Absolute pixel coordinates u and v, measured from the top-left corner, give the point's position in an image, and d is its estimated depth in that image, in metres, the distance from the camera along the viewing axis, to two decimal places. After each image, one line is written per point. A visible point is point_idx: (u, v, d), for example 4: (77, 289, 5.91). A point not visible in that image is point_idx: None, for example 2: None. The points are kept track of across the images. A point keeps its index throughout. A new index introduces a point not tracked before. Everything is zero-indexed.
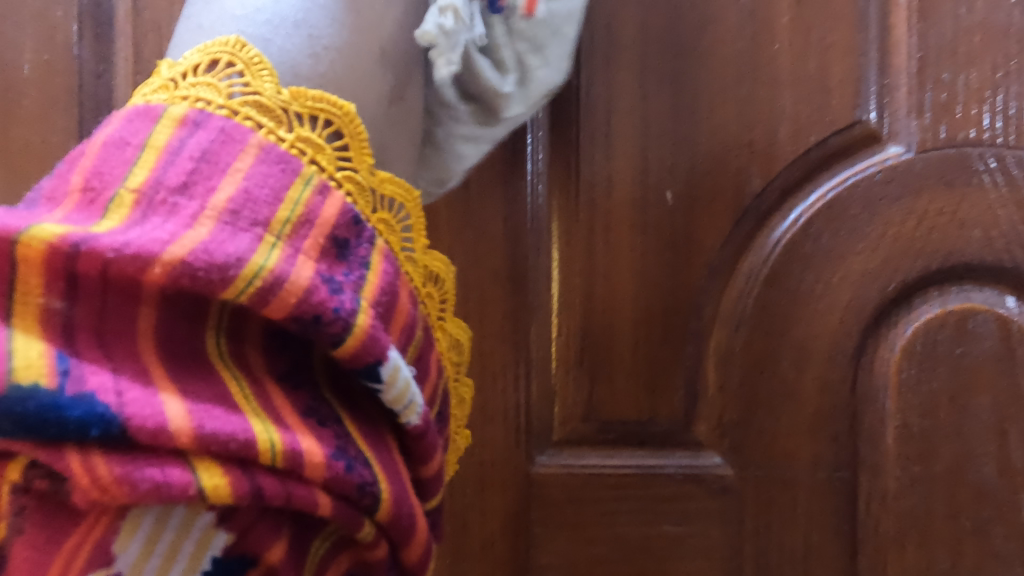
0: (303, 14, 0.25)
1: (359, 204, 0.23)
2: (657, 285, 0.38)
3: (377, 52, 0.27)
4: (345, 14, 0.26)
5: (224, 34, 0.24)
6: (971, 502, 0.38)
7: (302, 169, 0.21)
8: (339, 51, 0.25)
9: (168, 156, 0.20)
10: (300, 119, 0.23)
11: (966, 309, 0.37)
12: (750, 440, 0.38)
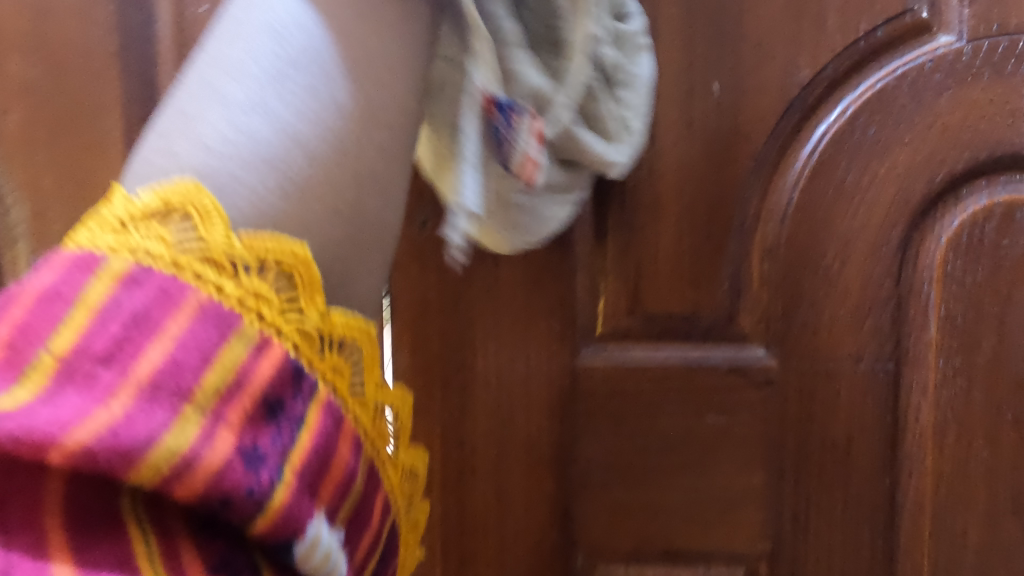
0: (288, 140, 0.21)
1: (303, 353, 0.20)
2: (702, 180, 0.38)
3: (366, 163, 0.23)
4: (338, 132, 0.22)
5: (176, 163, 0.21)
6: (1011, 394, 0.38)
7: (241, 322, 0.19)
8: (322, 180, 0.22)
9: (100, 317, 0.17)
10: (250, 265, 0.20)
11: (1013, 199, 0.37)
12: (793, 334, 0.38)
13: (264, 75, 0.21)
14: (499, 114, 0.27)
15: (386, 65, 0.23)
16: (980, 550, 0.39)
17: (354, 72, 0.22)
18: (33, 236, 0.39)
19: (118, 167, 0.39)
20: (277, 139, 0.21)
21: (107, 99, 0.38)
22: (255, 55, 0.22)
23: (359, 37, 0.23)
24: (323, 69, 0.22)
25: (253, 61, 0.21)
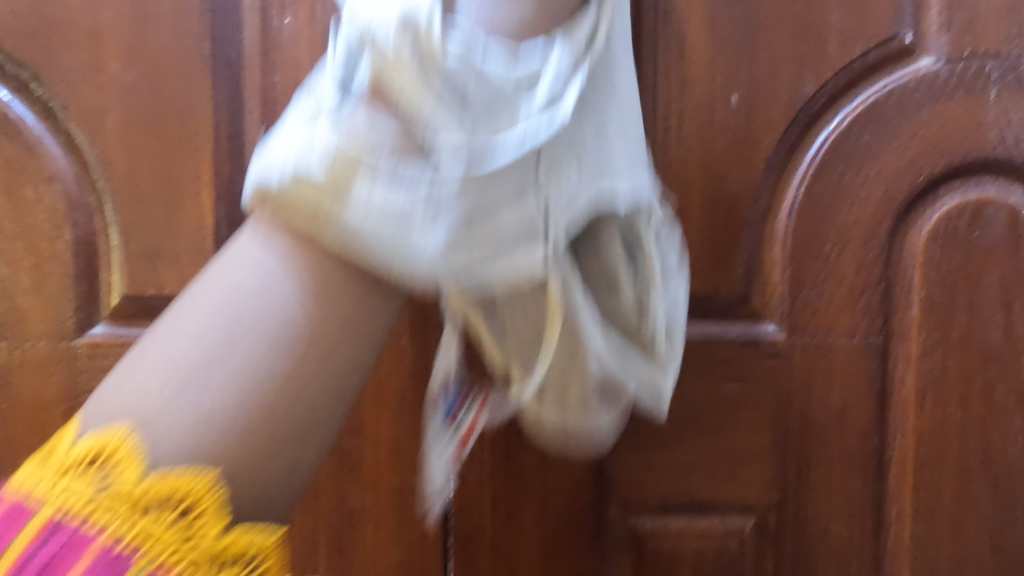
0: (207, 422, 0.24)
1: (167, 556, 0.23)
2: (721, 179, 0.44)
3: (292, 436, 0.26)
4: (260, 417, 0.25)
5: (119, 410, 0.25)
6: (979, 365, 0.44)
7: (131, 564, 0.23)
8: (233, 458, 0.25)
9: (20, 562, 0.23)
10: (154, 503, 0.24)
11: (981, 198, 0.44)
12: (798, 312, 0.44)
13: (213, 345, 0.25)
14: (451, 403, 0.35)
15: (320, 350, 0.26)
16: (956, 500, 0.45)
17: (290, 353, 0.25)
18: (123, 222, 0.43)
19: (205, 160, 0.43)
20: (202, 418, 0.24)
21: (198, 102, 0.43)
22: (215, 330, 0.25)
23: (298, 327, 0.25)
24: (263, 352, 0.25)
25: (203, 336, 0.25)
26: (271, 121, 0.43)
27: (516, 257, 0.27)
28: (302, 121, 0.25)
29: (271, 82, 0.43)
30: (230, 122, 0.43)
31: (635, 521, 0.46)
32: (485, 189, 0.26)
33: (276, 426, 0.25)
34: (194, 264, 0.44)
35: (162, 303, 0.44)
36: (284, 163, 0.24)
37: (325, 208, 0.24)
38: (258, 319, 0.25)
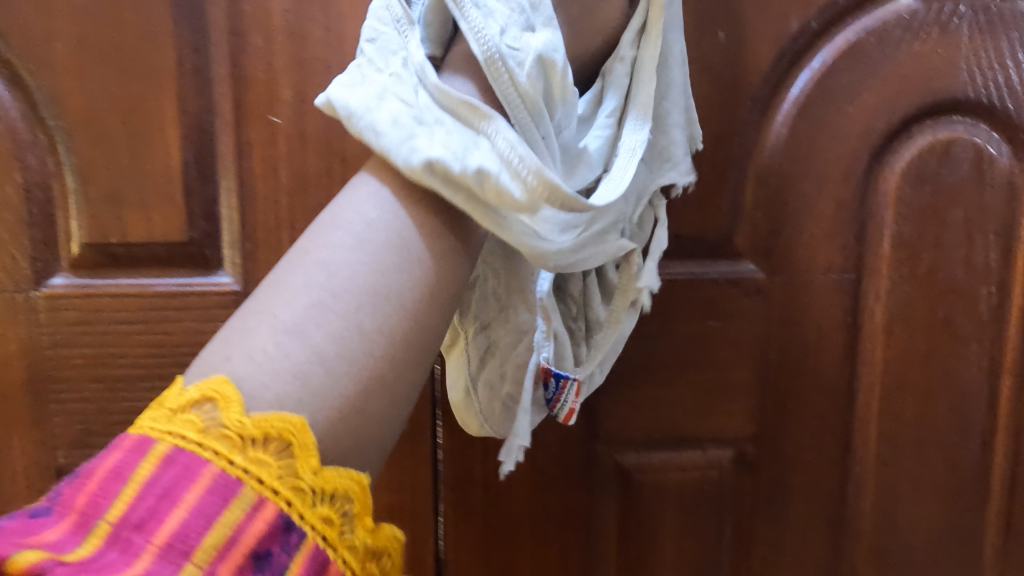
0: (303, 372, 0.25)
1: (296, 508, 0.23)
2: (707, 116, 0.44)
3: (382, 340, 0.26)
4: (359, 344, 0.26)
5: (206, 380, 0.24)
6: (942, 297, 0.47)
7: (242, 487, 0.23)
8: (339, 346, 0.25)
9: (140, 492, 0.22)
10: (258, 440, 0.23)
11: (949, 138, 0.46)
12: (778, 250, 0.46)
13: (305, 325, 0.25)
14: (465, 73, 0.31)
15: (375, 243, 0.27)
16: (918, 424, 0.48)
17: (372, 363, 0.26)
18: (80, 164, 0.40)
19: (170, 96, 0.40)
20: (303, 356, 0.25)
21: (160, 33, 0.40)
22: (303, 307, 0.26)
23: (382, 332, 0.26)
24: (355, 347, 0.26)
25: (300, 307, 0.26)
26: (241, 53, 0.41)
27: (596, 241, 0.34)
28: (404, 74, 0.29)
29: (239, 11, 0.40)
30: (196, 55, 0.41)
31: (622, 456, 0.47)
32: (586, 232, 0.33)
33: (391, 370, 0.26)
34: (162, 209, 0.41)
35: (127, 252, 0.41)
36: (390, 110, 0.28)
37: (388, 120, 0.28)
38: (338, 334, 0.25)
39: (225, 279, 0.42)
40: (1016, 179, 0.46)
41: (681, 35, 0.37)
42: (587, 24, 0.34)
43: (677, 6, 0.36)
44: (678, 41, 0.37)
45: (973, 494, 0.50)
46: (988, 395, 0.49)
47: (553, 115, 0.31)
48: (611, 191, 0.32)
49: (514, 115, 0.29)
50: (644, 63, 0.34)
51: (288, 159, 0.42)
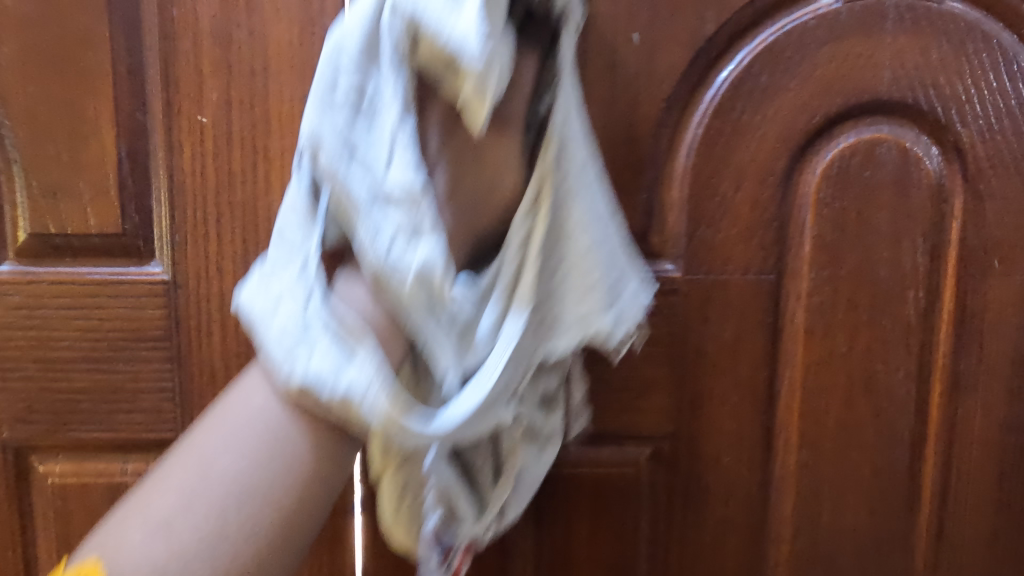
0: (178, 554, 0.30)
1: None
2: (622, 116, 0.45)
3: (248, 544, 0.31)
4: (224, 539, 0.31)
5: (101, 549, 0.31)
6: (866, 299, 0.47)
7: None
8: (209, 540, 0.31)
9: None
10: None
11: (873, 139, 0.45)
12: (694, 249, 0.46)
13: (182, 517, 0.31)
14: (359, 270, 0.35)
15: (255, 451, 0.32)
16: (840, 427, 0.48)
17: (228, 559, 0.31)
18: (25, 160, 0.43)
19: (105, 97, 0.43)
20: (177, 543, 0.31)
21: (97, 39, 0.43)
22: (190, 493, 0.32)
23: (245, 532, 0.31)
24: (220, 542, 0.31)
25: (190, 492, 0.32)
26: (171, 57, 0.43)
27: (491, 418, 0.35)
28: (298, 280, 0.33)
29: (169, 17, 0.43)
30: (130, 59, 0.43)
31: None
32: (477, 423, 0.34)
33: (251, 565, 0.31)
34: (98, 202, 0.44)
35: (67, 242, 0.44)
36: (280, 323, 0.32)
37: (279, 327, 0.32)
38: (211, 525, 0.31)
39: (155, 268, 0.45)
40: (943, 181, 0.46)
41: (591, 198, 0.37)
42: (484, 206, 0.37)
43: (589, 175, 0.37)
44: (588, 202, 0.37)
45: (901, 502, 0.49)
46: (916, 401, 0.48)
47: (438, 318, 0.33)
48: (484, 389, 0.34)
49: (399, 312, 0.33)
50: (535, 237, 0.36)
51: (214, 157, 0.44)
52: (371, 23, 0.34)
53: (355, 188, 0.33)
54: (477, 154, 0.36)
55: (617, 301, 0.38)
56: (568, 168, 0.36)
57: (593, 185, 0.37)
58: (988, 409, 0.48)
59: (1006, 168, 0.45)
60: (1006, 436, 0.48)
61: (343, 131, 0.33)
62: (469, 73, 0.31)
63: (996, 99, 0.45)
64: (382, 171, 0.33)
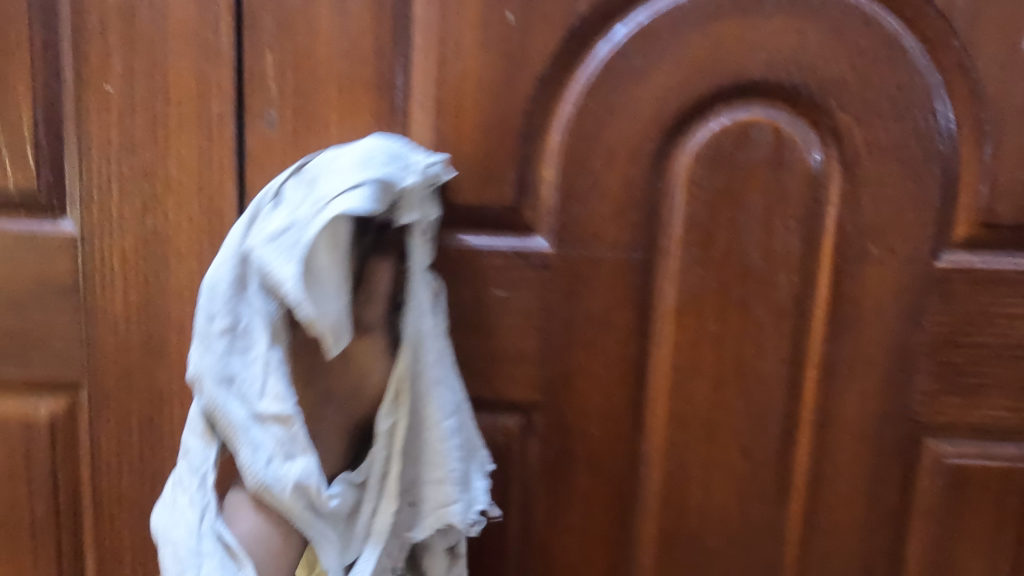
0: None
1: None
2: (495, 94, 0.46)
3: None
4: None
5: None
6: (737, 281, 0.47)
7: None
8: None
9: None
10: None
11: (747, 121, 0.45)
12: (565, 226, 0.47)
13: None
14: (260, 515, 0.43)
15: None
16: (710, 408, 0.49)
17: None
18: None
19: (23, 68, 0.47)
20: None
21: (15, 14, 0.47)
22: None
23: None
24: None
25: None
26: (80, 31, 0.47)
27: None
28: (196, 509, 0.40)
29: None
30: (45, 32, 0.47)
31: None
32: None
33: None
34: (16, 163, 0.48)
35: None
36: (179, 539, 0.39)
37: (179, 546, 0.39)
38: None
39: (65, 225, 0.49)
40: (819, 165, 0.45)
41: (442, 385, 0.43)
42: (361, 390, 0.45)
43: (440, 361, 0.43)
44: (439, 397, 0.43)
45: (771, 486, 0.49)
46: (788, 385, 0.48)
47: (318, 515, 0.40)
48: None
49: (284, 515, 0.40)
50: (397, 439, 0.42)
51: (117, 125, 0.48)
52: (239, 255, 0.40)
53: (233, 413, 0.39)
54: (349, 352, 0.45)
55: (468, 488, 0.44)
56: (421, 349, 0.43)
57: (444, 370, 0.44)
58: (863, 398, 0.48)
59: (884, 153, 0.45)
60: (880, 425, 0.48)
61: (221, 359, 0.39)
62: (312, 326, 0.38)
63: (876, 83, 0.44)
64: (255, 395, 0.39)
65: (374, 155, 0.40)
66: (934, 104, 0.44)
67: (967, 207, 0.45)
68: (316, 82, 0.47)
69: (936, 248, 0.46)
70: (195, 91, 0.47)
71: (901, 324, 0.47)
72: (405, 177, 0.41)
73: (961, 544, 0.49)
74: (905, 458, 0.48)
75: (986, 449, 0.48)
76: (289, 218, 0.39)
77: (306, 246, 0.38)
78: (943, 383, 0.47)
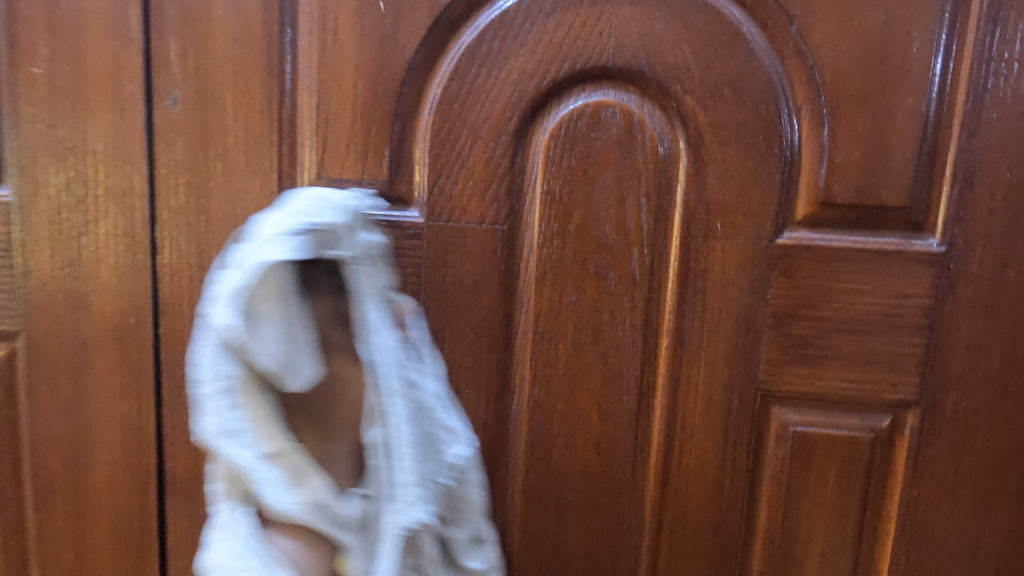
0: None
1: None
2: (370, 76, 0.50)
3: None
4: None
5: None
6: (592, 253, 0.50)
7: None
8: None
9: None
10: None
11: (599, 103, 0.48)
12: (435, 199, 0.51)
13: None
14: None
15: None
16: (569, 371, 0.52)
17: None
18: None
19: None
20: None
21: None
22: None
23: None
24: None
25: None
26: (10, 18, 0.53)
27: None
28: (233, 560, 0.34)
29: None
30: None
31: None
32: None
33: None
34: None
35: None
36: None
37: None
38: None
39: (1, 191, 0.55)
40: (666, 144, 0.49)
41: (401, 398, 0.36)
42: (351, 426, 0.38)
43: (380, 365, 0.35)
44: (390, 405, 0.36)
45: (628, 447, 0.53)
46: (642, 352, 0.51)
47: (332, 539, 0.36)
48: None
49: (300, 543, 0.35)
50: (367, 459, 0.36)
51: (44, 103, 0.54)
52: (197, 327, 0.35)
53: (235, 468, 0.33)
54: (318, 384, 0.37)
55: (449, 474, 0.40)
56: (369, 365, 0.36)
57: (384, 367, 0.36)
58: (712, 367, 0.51)
59: (727, 134, 0.48)
60: (729, 393, 0.51)
61: (219, 414, 0.33)
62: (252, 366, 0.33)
63: (719, 66, 0.47)
64: (259, 438, 0.33)
65: (299, 204, 0.36)
66: (773, 88, 0.47)
67: (806, 187, 0.48)
68: (213, 65, 0.52)
69: (778, 227, 0.49)
70: (109, 73, 0.53)
71: (746, 297, 0.49)
72: (324, 217, 0.35)
73: (806, 506, 0.52)
74: (753, 425, 0.51)
75: (830, 419, 0.51)
76: (239, 264, 0.33)
77: (258, 265, 0.32)
78: (786, 354, 0.50)
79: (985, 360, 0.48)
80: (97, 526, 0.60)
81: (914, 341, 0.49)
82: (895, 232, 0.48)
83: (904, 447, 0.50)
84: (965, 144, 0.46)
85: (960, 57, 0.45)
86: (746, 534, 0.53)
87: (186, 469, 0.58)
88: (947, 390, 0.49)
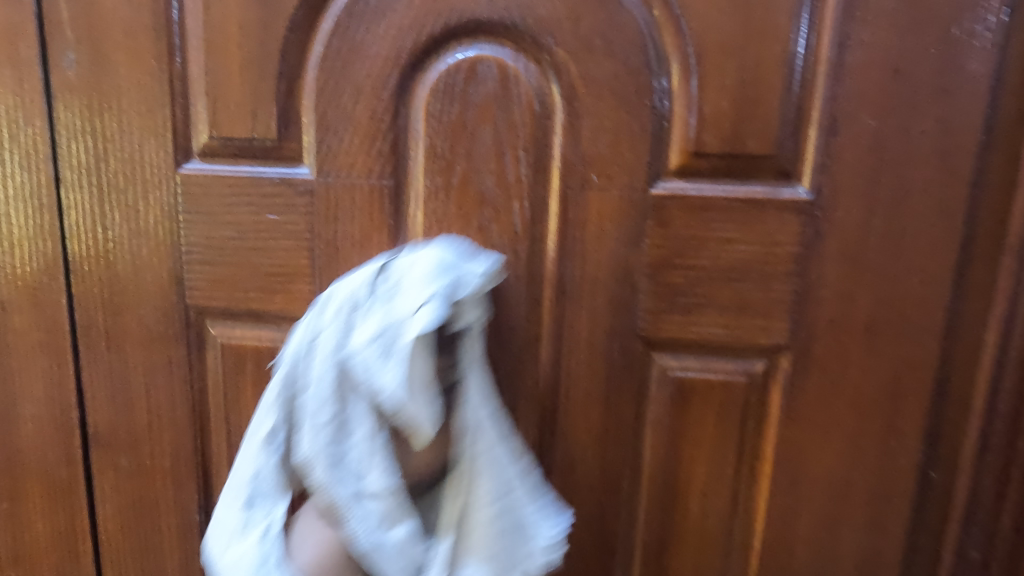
0: None
1: None
2: (253, 34, 0.51)
3: None
4: None
5: None
6: (474, 206, 0.51)
7: None
8: None
9: None
10: None
11: (474, 58, 0.49)
12: (325, 157, 0.53)
13: None
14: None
15: None
16: None
17: None
18: None
19: None
20: None
21: None
22: None
23: None
24: None
25: None
26: None
27: None
28: (259, 546, 0.41)
29: None
30: None
31: (211, 323, 0.58)
32: None
33: None
34: None
35: None
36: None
37: None
38: None
39: None
40: (542, 97, 0.50)
41: (492, 462, 0.45)
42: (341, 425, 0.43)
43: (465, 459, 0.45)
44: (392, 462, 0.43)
45: (519, 396, 0.55)
46: (527, 302, 0.53)
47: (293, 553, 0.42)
48: None
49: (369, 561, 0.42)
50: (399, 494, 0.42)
51: None
52: (333, 311, 0.43)
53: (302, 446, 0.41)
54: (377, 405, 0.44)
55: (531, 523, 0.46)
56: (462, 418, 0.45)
57: (487, 458, 0.45)
58: (594, 316, 0.52)
59: (599, 86, 0.49)
60: (611, 340, 0.53)
61: (321, 443, 0.41)
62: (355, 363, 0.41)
63: (589, 19, 0.48)
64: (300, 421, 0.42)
65: (428, 257, 0.44)
66: (641, 40, 0.48)
67: (676, 138, 0.49)
68: (103, 26, 0.53)
69: (651, 177, 0.50)
70: (4, 36, 0.54)
71: (623, 247, 0.51)
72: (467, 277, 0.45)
73: (688, 448, 0.54)
74: (635, 372, 0.53)
75: (706, 364, 0.53)
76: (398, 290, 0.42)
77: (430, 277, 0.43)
78: (663, 301, 0.52)
79: (852, 304, 0.50)
80: (25, 478, 0.63)
81: (785, 286, 0.50)
82: (765, 181, 0.49)
83: (779, 391, 0.52)
84: (828, 94, 0.47)
85: (821, 5, 0.46)
86: (632, 478, 0.55)
87: (104, 421, 0.61)
88: (818, 334, 0.51)
